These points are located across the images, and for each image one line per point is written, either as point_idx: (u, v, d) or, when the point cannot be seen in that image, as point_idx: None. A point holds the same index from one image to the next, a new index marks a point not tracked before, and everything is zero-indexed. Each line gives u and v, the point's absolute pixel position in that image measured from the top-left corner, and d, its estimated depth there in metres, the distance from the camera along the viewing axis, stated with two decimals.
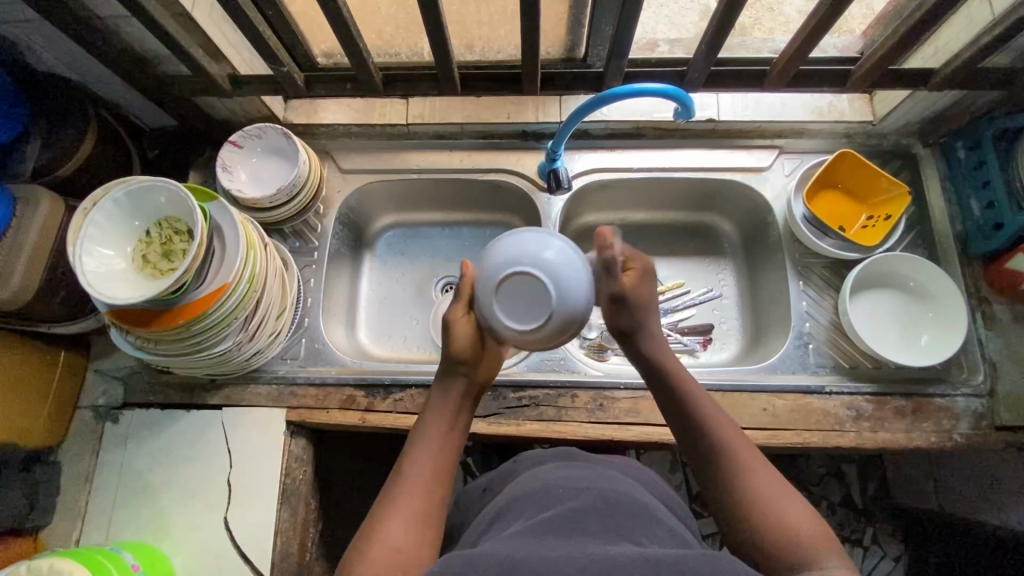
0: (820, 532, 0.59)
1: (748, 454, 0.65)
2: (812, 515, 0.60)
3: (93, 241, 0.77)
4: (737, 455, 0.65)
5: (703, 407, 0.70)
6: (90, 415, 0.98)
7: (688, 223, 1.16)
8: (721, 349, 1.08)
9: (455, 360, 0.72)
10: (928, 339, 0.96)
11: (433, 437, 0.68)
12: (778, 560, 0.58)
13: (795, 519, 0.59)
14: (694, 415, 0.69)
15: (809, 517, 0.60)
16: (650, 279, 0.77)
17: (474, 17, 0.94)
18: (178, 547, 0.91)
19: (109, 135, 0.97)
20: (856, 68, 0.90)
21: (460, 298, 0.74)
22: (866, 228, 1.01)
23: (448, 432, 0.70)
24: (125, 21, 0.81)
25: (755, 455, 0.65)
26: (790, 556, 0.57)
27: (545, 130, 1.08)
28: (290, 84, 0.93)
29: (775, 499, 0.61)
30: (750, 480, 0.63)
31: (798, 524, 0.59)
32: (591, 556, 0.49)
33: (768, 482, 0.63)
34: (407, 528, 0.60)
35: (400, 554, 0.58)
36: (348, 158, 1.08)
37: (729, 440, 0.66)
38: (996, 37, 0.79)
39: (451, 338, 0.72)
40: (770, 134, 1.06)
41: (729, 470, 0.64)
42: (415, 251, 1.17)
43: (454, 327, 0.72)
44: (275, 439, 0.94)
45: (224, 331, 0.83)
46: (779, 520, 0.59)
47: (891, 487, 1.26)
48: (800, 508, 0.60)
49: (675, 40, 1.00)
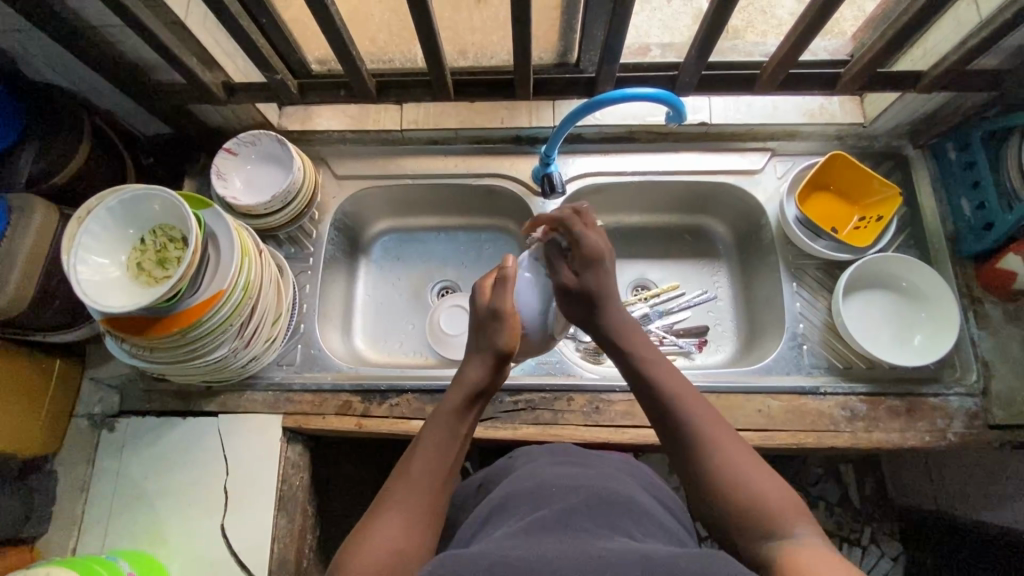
0: (786, 495, 0.59)
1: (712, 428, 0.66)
2: (781, 485, 0.60)
3: (86, 249, 0.77)
4: (702, 430, 0.65)
5: (668, 387, 0.70)
6: (86, 424, 0.98)
7: (683, 226, 1.16)
8: (717, 351, 1.08)
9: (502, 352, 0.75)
10: (921, 339, 0.97)
11: (437, 442, 0.68)
12: (750, 522, 0.58)
13: (762, 486, 0.60)
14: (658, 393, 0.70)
15: (777, 484, 0.60)
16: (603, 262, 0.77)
17: (466, 23, 0.95)
18: (175, 555, 0.91)
19: (103, 143, 0.97)
20: (845, 71, 0.91)
21: (507, 284, 0.78)
22: (859, 229, 1.01)
23: (459, 438, 0.70)
24: (119, 30, 0.82)
25: (720, 428, 0.65)
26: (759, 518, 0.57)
27: (539, 135, 1.08)
28: (285, 92, 0.93)
29: (743, 472, 0.61)
30: (717, 454, 0.63)
31: (765, 491, 0.59)
32: (582, 555, 0.49)
33: (735, 455, 0.63)
34: (403, 529, 0.60)
35: (396, 553, 0.57)
36: (343, 165, 1.09)
37: (694, 416, 0.67)
38: (983, 39, 0.80)
39: (504, 329, 0.75)
40: (762, 137, 1.07)
41: (695, 446, 0.65)
42: (411, 256, 1.17)
43: (508, 316, 0.76)
44: (271, 445, 0.94)
45: (219, 338, 0.83)
46: (746, 492, 0.59)
47: (889, 486, 1.26)
48: (766, 478, 0.60)
49: (667, 44, 1.01)
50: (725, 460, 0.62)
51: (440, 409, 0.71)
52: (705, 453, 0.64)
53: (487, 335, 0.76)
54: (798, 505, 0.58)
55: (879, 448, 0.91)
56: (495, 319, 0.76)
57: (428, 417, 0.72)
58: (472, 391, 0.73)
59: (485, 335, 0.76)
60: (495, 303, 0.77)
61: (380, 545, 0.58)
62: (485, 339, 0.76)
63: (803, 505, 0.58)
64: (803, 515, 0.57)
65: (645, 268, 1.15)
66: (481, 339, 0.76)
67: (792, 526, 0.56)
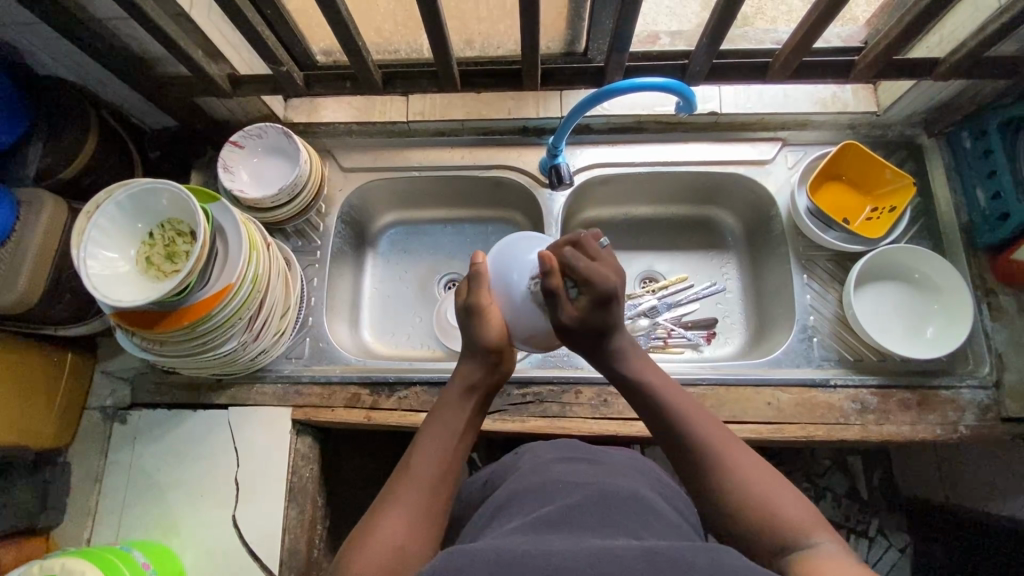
0: (805, 512, 0.57)
1: (733, 447, 0.63)
2: (797, 496, 0.58)
3: (97, 243, 0.77)
4: (722, 452, 0.62)
5: (696, 419, 0.66)
6: (99, 416, 0.99)
7: (692, 217, 1.15)
8: (725, 343, 1.08)
9: (495, 355, 0.70)
10: (933, 331, 0.96)
11: (444, 435, 0.66)
12: (768, 537, 0.56)
13: (784, 506, 0.57)
14: (677, 430, 0.66)
15: (797, 501, 0.58)
16: (610, 305, 0.67)
17: (473, 12, 0.93)
18: (188, 546, 0.92)
19: (109, 136, 0.97)
20: (860, 59, 0.89)
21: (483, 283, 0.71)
22: (871, 220, 1.00)
23: (460, 432, 0.67)
24: (124, 22, 0.81)
25: (745, 453, 0.62)
26: (781, 534, 0.55)
27: (546, 126, 1.07)
28: (290, 84, 0.92)
29: (765, 492, 0.58)
30: (736, 479, 0.60)
31: (786, 510, 0.57)
32: (590, 547, 0.48)
33: (758, 478, 0.60)
34: (408, 528, 0.58)
35: (400, 551, 0.56)
36: (350, 157, 1.08)
37: (709, 432, 0.64)
38: (1003, 25, 0.78)
39: (483, 325, 0.70)
40: (774, 126, 1.06)
41: (713, 468, 0.61)
42: (418, 249, 1.17)
43: (489, 314, 0.70)
44: (282, 437, 0.95)
45: (229, 332, 0.83)
46: (765, 505, 0.57)
47: (896, 478, 1.26)
48: (792, 498, 0.58)
49: (676, 32, 0.98)
50: (741, 474, 0.60)
51: (445, 401, 0.69)
52: (728, 476, 0.60)
53: (467, 332, 0.71)
54: (815, 517, 0.56)
55: (890, 441, 0.90)
56: (469, 321, 0.71)
57: (430, 411, 0.70)
58: (469, 385, 0.70)
59: (470, 341, 0.71)
60: (470, 300, 0.71)
61: (386, 538, 0.56)
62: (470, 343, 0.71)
63: (818, 512, 0.57)
64: (820, 523, 0.56)
65: (654, 260, 1.15)
66: (464, 338, 0.72)
67: (812, 536, 0.54)
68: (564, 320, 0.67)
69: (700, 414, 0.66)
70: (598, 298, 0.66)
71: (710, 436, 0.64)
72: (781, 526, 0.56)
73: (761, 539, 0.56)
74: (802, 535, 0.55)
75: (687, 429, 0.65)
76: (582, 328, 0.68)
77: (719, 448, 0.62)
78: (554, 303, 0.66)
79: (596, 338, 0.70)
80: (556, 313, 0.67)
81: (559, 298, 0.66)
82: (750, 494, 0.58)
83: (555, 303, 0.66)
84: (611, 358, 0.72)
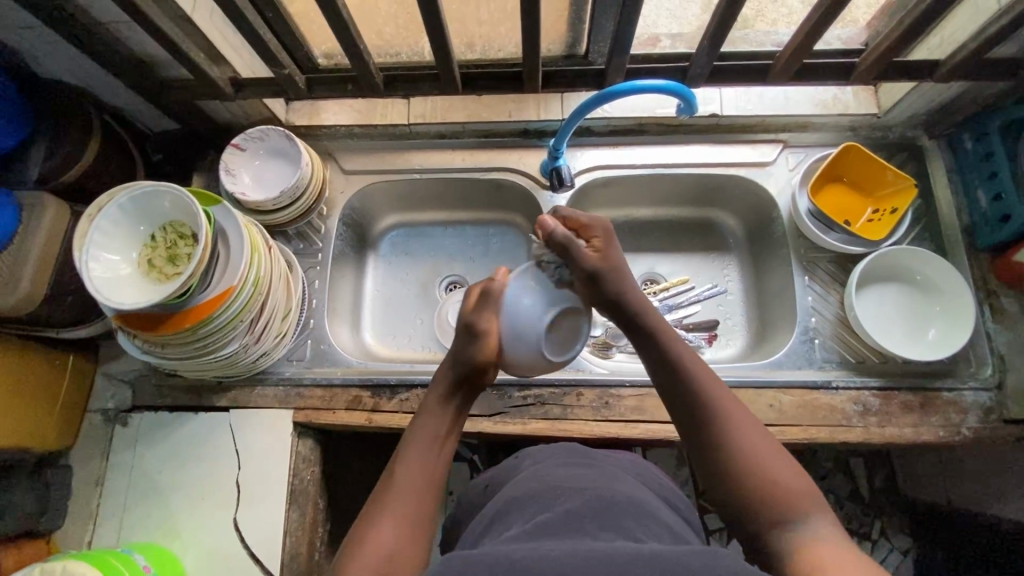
0: (803, 487, 0.58)
1: (737, 413, 0.63)
2: (796, 470, 0.59)
3: (99, 246, 0.77)
4: (726, 417, 0.62)
5: (704, 381, 0.65)
6: (100, 418, 0.99)
7: (693, 219, 1.15)
8: (727, 345, 1.08)
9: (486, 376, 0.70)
10: (935, 334, 0.95)
11: (431, 442, 0.65)
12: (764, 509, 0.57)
13: (782, 477, 0.58)
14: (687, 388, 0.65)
15: (794, 474, 0.59)
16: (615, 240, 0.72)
17: (474, 15, 0.93)
18: (189, 549, 0.91)
19: (112, 139, 0.97)
20: (861, 61, 0.89)
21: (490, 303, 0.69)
22: (872, 222, 1.00)
23: (442, 438, 0.66)
24: (126, 26, 0.81)
25: (748, 420, 0.62)
26: (776, 506, 0.56)
27: (546, 128, 1.08)
28: (292, 86, 0.93)
29: (764, 463, 0.59)
30: (738, 446, 0.60)
31: (784, 481, 0.58)
32: (589, 550, 0.48)
33: (759, 447, 0.60)
34: (398, 538, 0.57)
35: (390, 562, 0.55)
36: (351, 159, 1.08)
37: (715, 395, 0.64)
38: (1002, 27, 0.78)
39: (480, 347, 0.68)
40: (774, 128, 1.06)
41: (716, 431, 0.62)
42: (419, 251, 1.17)
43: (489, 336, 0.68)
44: (283, 440, 0.95)
45: (230, 334, 0.84)
46: (763, 477, 0.58)
47: (899, 480, 1.25)
48: (790, 470, 0.59)
49: (677, 35, 0.99)
50: (742, 442, 0.60)
51: (428, 407, 0.68)
52: (730, 442, 0.61)
53: (460, 348, 0.69)
54: (811, 493, 0.57)
55: (892, 443, 0.90)
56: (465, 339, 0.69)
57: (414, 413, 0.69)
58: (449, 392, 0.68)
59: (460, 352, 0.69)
60: (473, 318, 0.69)
61: (377, 548, 0.56)
62: (460, 355, 0.69)
63: (815, 488, 0.58)
64: (816, 501, 0.57)
65: (655, 262, 1.15)
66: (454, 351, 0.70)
67: (806, 513, 0.56)
68: (591, 266, 0.69)
69: (709, 376, 0.65)
70: (605, 234, 0.71)
71: (717, 400, 0.63)
72: (777, 498, 0.57)
73: (756, 510, 0.57)
74: (796, 511, 0.56)
75: (695, 389, 0.64)
76: (608, 268, 0.69)
77: (724, 413, 0.62)
78: (569, 258, 0.70)
79: (617, 283, 0.69)
80: (581, 260, 0.69)
81: (576, 246, 0.69)
82: (751, 464, 0.59)
83: (575, 253, 0.69)
84: (625, 305, 0.70)
